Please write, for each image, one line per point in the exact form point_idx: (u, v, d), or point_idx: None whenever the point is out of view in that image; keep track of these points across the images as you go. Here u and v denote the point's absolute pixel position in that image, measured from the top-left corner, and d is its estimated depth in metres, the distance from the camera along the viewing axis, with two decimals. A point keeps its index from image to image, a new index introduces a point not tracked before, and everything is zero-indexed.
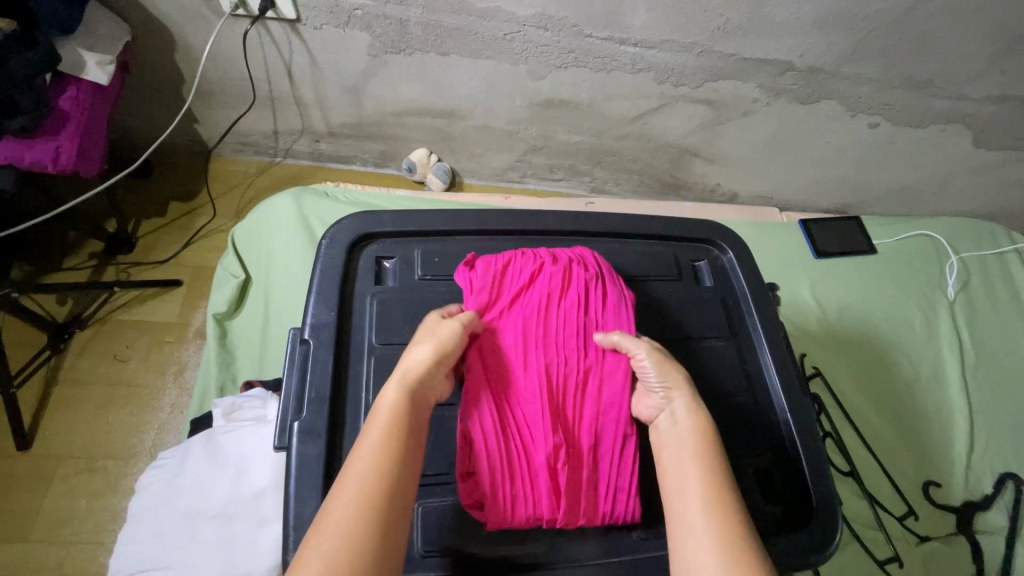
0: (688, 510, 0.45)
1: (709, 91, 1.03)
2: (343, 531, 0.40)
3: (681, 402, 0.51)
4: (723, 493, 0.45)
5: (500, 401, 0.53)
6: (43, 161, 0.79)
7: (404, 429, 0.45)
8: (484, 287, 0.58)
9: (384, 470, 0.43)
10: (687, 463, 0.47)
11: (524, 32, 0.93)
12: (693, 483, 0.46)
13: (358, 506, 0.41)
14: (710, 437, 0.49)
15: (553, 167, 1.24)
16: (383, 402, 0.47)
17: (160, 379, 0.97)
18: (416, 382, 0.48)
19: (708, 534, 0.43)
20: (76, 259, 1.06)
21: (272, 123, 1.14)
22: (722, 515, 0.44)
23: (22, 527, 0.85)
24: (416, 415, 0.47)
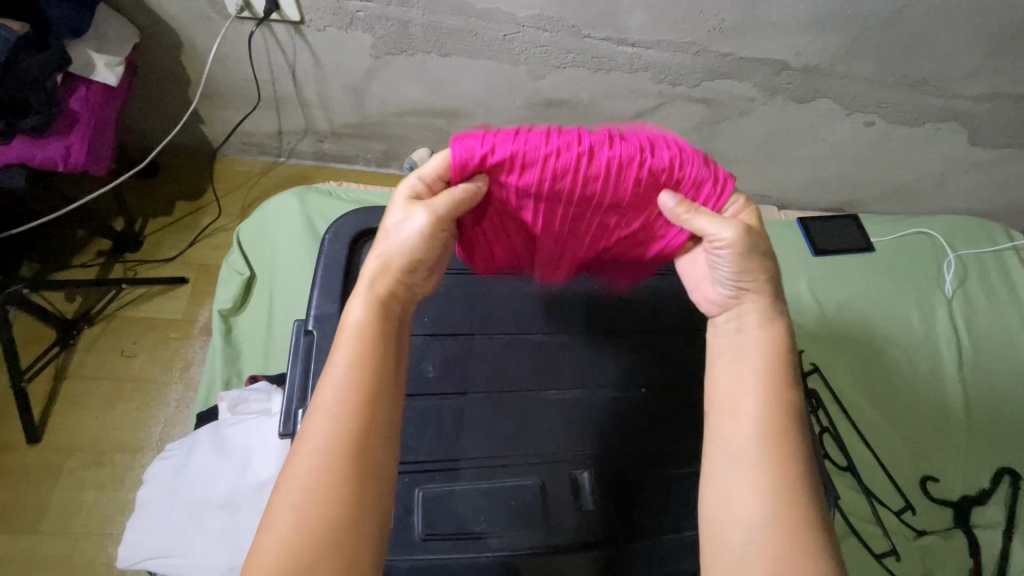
0: (736, 418, 0.44)
1: (706, 91, 1.05)
2: (315, 467, 0.39)
3: (754, 306, 0.48)
4: (781, 412, 0.43)
5: (524, 240, 0.55)
6: (54, 160, 0.81)
7: (370, 350, 0.43)
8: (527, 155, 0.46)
9: (350, 401, 0.40)
10: (746, 371, 0.45)
11: (523, 33, 0.95)
12: (750, 391, 0.44)
13: (326, 440, 0.39)
14: (784, 358, 0.46)
15: None
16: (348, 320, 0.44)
17: (166, 375, 0.99)
18: (382, 294, 0.45)
19: (753, 449, 0.42)
20: (85, 256, 1.08)
21: (276, 124, 1.16)
22: (777, 441, 0.42)
23: (31, 519, 0.87)
24: (386, 323, 0.45)
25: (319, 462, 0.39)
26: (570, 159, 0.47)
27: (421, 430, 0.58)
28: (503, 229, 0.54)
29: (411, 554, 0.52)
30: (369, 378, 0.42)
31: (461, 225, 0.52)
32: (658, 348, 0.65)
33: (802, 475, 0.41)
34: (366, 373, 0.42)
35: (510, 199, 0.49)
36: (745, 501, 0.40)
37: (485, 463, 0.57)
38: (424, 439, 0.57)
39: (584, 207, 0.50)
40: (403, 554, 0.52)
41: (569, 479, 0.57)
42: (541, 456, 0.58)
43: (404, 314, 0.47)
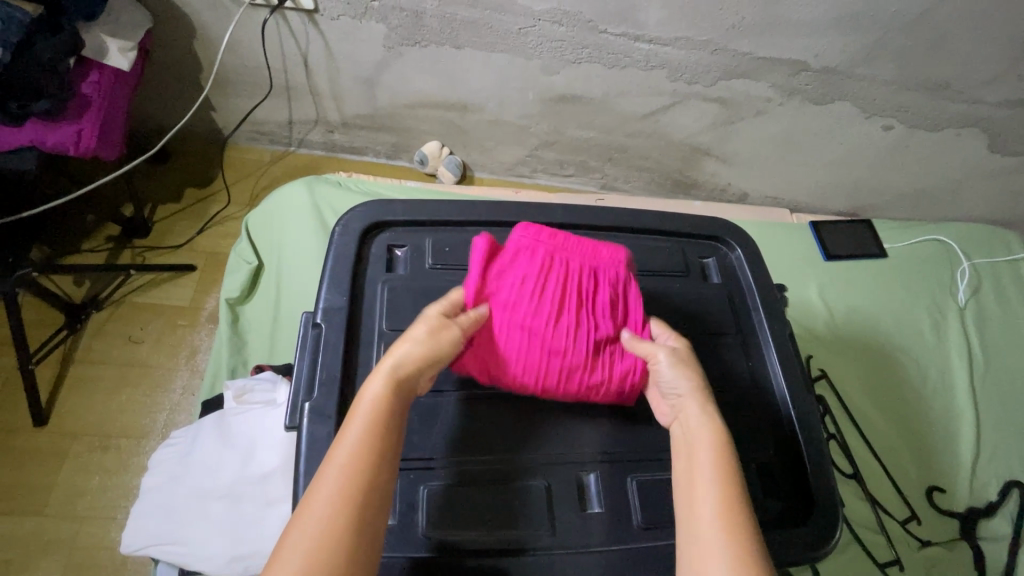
0: (699, 516, 0.44)
1: (722, 90, 1.03)
2: (317, 527, 0.39)
3: (693, 406, 0.51)
4: (738, 500, 0.45)
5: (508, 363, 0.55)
6: (66, 144, 0.80)
7: (382, 420, 0.45)
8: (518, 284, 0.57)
9: (358, 467, 0.42)
10: (699, 470, 0.46)
11: (538, 27, 0.94)
12: (706, 484, 0.45)
13: (333, 504, 0.40)
14: (726, 441, 0.48)
15: (563, 162, 1.24)
16: (365, 396, 0.46)
17: (172, 361, 0.99)
18: (400, 378, 0.48)
19: (715, 529, 0.43)
20: (94, 241, 1.08)
21: (287, 113, 1.15)
22: (732, 518, 0.43)
23: (37, 500, 0.87)
24: (400, 407, 0.47)
25: (320, 521, 0.39)
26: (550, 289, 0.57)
27: (428, 426, 0.57)
28: (492, 352, 0.56)
29: (412, 552, 0.52)
30: (380, 446, 0.44)
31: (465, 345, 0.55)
32: None
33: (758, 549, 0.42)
34: (376, 440, 0.43)
35: (503, 316, 0.56)
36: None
37: (494, 462, 0.56)
38: (430, 434, 0.57)
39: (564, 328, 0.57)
40: (407, 552, 0.52)
41: (575, 481, 0.57)
42: (547, 456, 0.57)
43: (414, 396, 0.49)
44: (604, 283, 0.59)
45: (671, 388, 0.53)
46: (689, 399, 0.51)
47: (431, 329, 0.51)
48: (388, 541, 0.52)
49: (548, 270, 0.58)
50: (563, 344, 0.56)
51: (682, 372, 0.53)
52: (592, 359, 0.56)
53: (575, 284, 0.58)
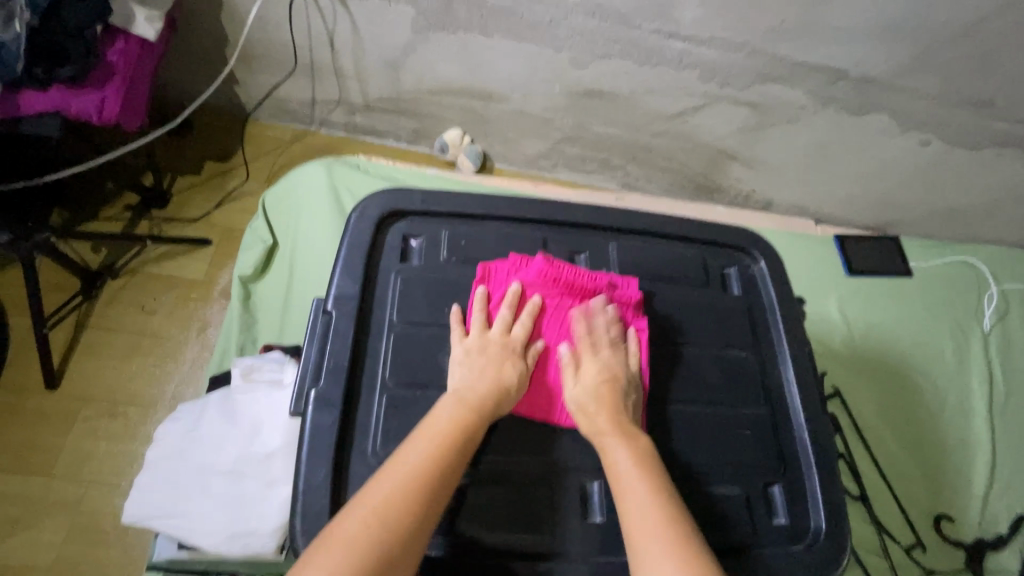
0: (635, 521, 0.45)
1: (756, 94, 1.00)
2: (374, 509, 0.42)
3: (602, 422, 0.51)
4: (673, 514, 0.45)
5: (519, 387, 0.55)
6: (88, 111, 0.79)
7: (454, 439, 0.48)
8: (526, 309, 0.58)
9: (423, 475, 0.44)
10: (626, 480, 0.48)
11: (570, 18, 0.91)
12: (636, 489, 0.47)
13: (392, 497, 0.43)
14: (645, 447, 0.50)
15: (585, 158, 1.22)
16: (438, 414, 0.49)
17: (183, 333, 1.00)
18: (475, 402, 0.50)
19: (658, 532, 0.43)
20: (112, 209, 1.08)
21: (310, 92, 1.14)
22: (669, 517, 0.45)
23: (44, 461, 0.88)
24: (475, 431, 0.49)
25: (374, 509, 0.42)
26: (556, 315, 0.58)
27: None
28: None
29: None
30: (449, 459, 0.46)
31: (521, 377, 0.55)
32: (680, 362, 0.63)
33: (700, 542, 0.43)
34: (442, 457, 0.46)
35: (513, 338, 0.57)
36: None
37: (497, 464, 0.55)
38: None
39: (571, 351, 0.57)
40: None
41: (579, 490, 0.56)
42: (552, 461, 0.56)
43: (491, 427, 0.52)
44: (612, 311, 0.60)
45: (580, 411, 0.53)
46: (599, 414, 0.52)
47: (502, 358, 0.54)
48: None
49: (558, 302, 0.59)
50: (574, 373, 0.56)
51: (586, 403, 0.53)
52: None
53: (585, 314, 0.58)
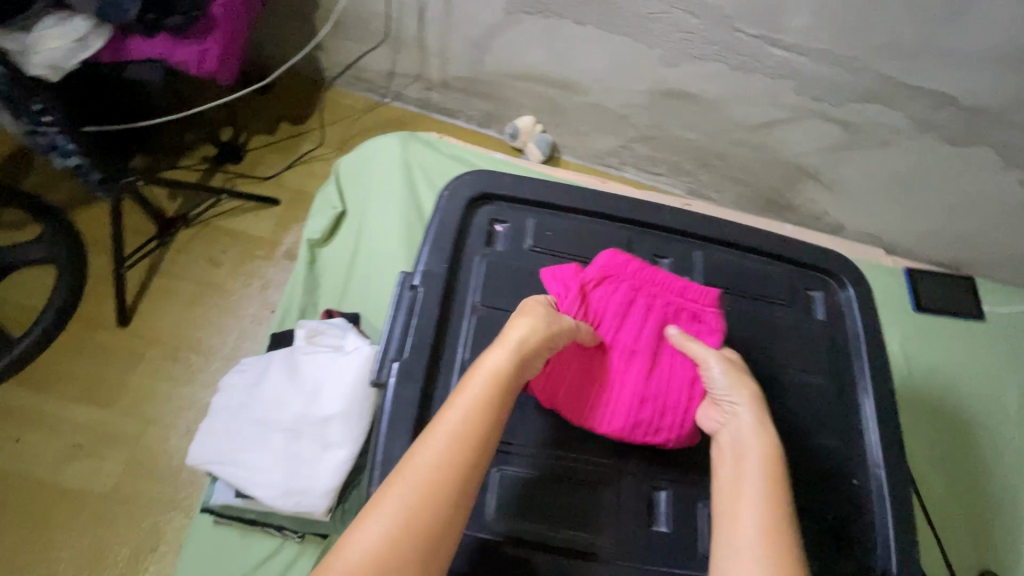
0: (741, 517, 0.44)
1: (850, 112, 0.96)
2: (423, 476, 0.41)
3: (747, 415, 0.50)
4: (779, 522, 0.44)
5: (571, 382, 0.54)
6: (189, 62, 0.80)
7: (491, 404, 0.45)
8: (596, 302, 0.56)
9: (469, 435, 0.43)
10: (748, 476, 0.47)
11: (670, 15, 0.88)
12: (751, 488, 0.46)
13: (440, 461, 0.42)
14: (777, 449, 0.48)
15: (656, 159, 1.19)
16: (482, 367, 0.46)
17: (247, 288, 1.02)
18: (517, 357, 0.47)
19: (759, 535, 0.43)
20: (191, 160, 1.11)
21: (390, 64, 1.14)
22: (774, 527, 0.43)
23: (109, 395, 0.91)
24: (514, 384, 0.47)
25: (425, 476, 0.41)
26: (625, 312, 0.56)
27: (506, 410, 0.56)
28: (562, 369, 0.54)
29: (477, 530, 0.52)
30: (492, 415, 0.44)
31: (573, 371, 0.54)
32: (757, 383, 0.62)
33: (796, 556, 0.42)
34: (486, 418, 0.44)
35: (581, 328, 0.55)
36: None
37: (567, 460, 0.55)
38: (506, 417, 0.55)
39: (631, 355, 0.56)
40: (472, 529, 0.52)
41: (645, 496, 0.55)
42: (622, 462, 0.56)
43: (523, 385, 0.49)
44: (683, 314, 0.58)
45: (725, 393, 0.52)
46: (744, 412, 0.50)
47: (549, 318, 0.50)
48: None
49: (626, 301, 0.57)
50: (635, 379, 0.55)
51: (738, 381, 0.52)
52: (651, 389, 0.54)
53: (652, 318, 0.57)
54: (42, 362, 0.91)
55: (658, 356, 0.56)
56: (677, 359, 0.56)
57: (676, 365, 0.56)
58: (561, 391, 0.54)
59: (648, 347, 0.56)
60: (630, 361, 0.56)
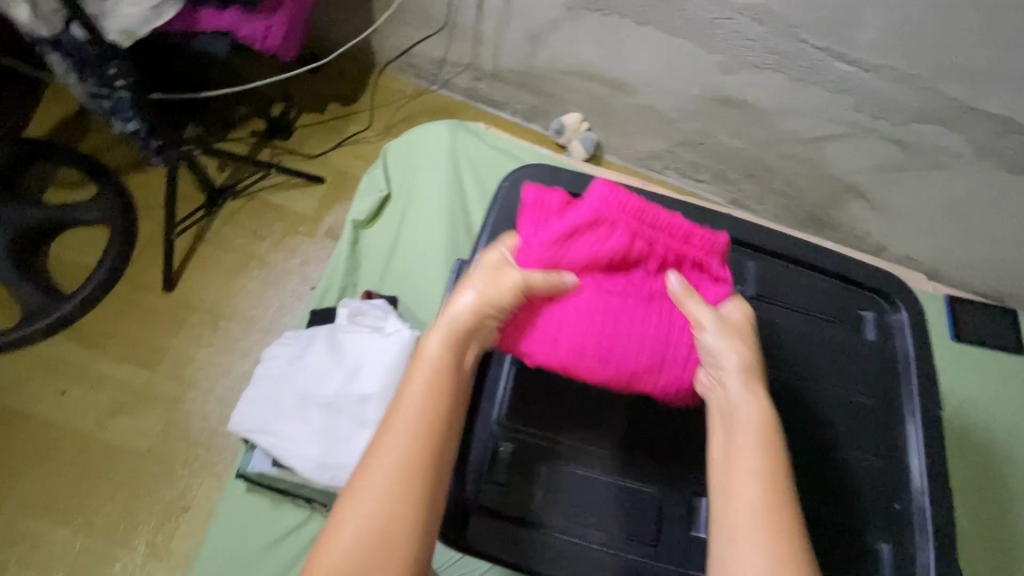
0: (737, 497, 0.44)
1: (909, 132, 0.94)
2: (393, 466, 0.44)
3: (736, 380, 0.48)
4: (775, 499, 0.44)
5: (549, 330, 0.51)
6: (254, 38, 0.82)
7: (442, 384, 0.47)
8: (578, 247, 0.52)
9: (426, 419, 0.46)
10: (741, 451, 0.46)
11: (734, 21, 0.87)
12: (747, 467, 0.45)
13: (405, 449, 0.45)
14: (770, 419, 0.47)
15: (700, 166, 1.19)
16: (425, 352, 0.48)
17: (288, 262, 1.04)
18: (458, 331, 0.49)
19: (758, 518, 0.43)
20: (241, 133, 1.13)
21: (442, 52, 1.14)
22: (773, 505, 0.43)
23: (151, 357, 0.93)
24: (460, 359, 0.49)
25: (394, 467, 0.44)
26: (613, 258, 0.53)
27: (555, 406, 0.57)
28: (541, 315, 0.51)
29: (524, 520, 0.54)
30: (443, 395, 0.47)
31: (551, 317, 0.51)
32: (803, 399, 0.62)
33: (794, 533, 0.43)
34: (440, 399, 0.47)
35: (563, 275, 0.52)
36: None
37: (612, 459, 0.56)
38: (556, 414, 0.56)
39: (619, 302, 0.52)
40: (519, 518, 0.54)
41: (687, 502, 0.55)
42: (666, 467, 0.56)
43: (471, 358, 0.50)
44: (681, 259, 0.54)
45: (713, 354, 0.49)
46: (731, 375, 0.48)
47: (493, 278, 0.50)
48: (503, 503, 0.54)
49: (620, 242, 0.52)
50: (630, 323, 0.51)
51: (729, 340, 0.49)
52: (640, 339, 0.50)
53: (647, 262, 0.54)
54: (90, 319, 0.94)
55: (654, 299, 0.52)
56: (677, 305, 0.52)
57: (669, 315, 0.52)
58: (539, 339, 0.51)
59: (643, 291, 0.53)
60: (624, 302, 0.52)
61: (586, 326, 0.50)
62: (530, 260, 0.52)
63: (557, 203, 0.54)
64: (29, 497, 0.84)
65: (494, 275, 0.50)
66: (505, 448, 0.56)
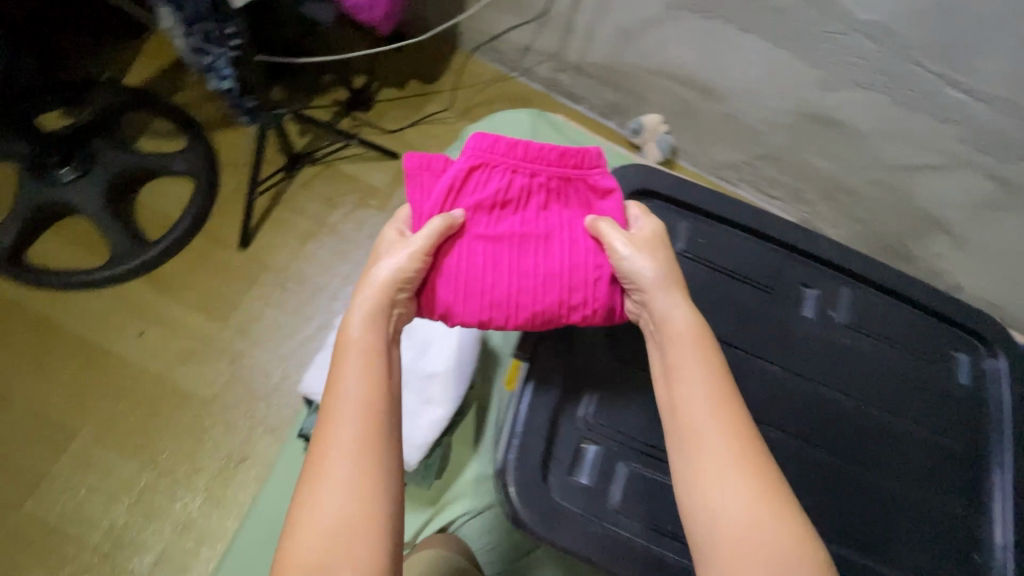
0: (691, 415, 0.45)
1: (1015, 170, 0.87)
2: (349, 456, 0.42)
3: (659, 292, 0.49)
4: (726, 398, 0.45)
5: (464, 283, 0.51)
6: (359, 9, 0.82)
7: (375, 363, 0.46)
8: (469, 200, 0.53)
9: (368, 399, 0.44)
10: (686, 365, 0.47)
11: (848, 37, 0.83)
12: (692, 379, 0.46)
13: (356, 434, 0.43)
14: (702, 324, 0.49)
15: (776, 182, 1.17)
16: (351, 338, 0.47)
17: (358, 233, 1.06)
18: (379, 308, 0.48)
19: (715, 427, 0.44)
20: (324, 101, 1.15)
21: (529, 39, 1.13)
22: (724, 405, 0.45)
23: (223, 309, 0.97)
24: (387, 334, 0.48)
25: (350, 454, 0.42)
26: (506, 203, 0.54)
27: (641, 409, 0.55)
28: (451, 270, 0.51)
29: (604, 522, 0.51)
30: (378, 371, 0.46)
31: (460, 265, 0.52)
32: (889, 435, 0.61)
33: (748, 428, 0.45)
34: (377, 376, 0.45)
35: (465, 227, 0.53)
36: (765, 525, 0.41)
37: None
38: (643, 419, 0.54)
39: (527, 246, 0.53)
40: (597, 518, 0.51)
41: None
42: None
43: (395, 335, 0.50)
44: (567, 189, 0.56)
45: (633, 273, 0.50)
46: (656, 286, 0.49)
47: (398, 243, 0.51)
48: (581, 502, 0.52)
49: (505, 185, 0.54)
50: (533, 263, 0.52)
51: (641, 254, 0.50)
52: (555, 276, 0.52)
53: (537, 199, 0.55)
54: (170, 268, 0.97)
55: (551, 233, 0.53)
56: (578, 235, 0.53)
57: (578, 243, 0.53)
58: (454, 295, 0.51)
59: (543, 228, 0.54)
60: (523, 244, 0.53)
61: (498, 273, 0.52)
62: (424, 219, 0.53)
63: (438, 162, 0.55)
64: (104, 430, 0.88)
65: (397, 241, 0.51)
66: (587, 444, 0.54)
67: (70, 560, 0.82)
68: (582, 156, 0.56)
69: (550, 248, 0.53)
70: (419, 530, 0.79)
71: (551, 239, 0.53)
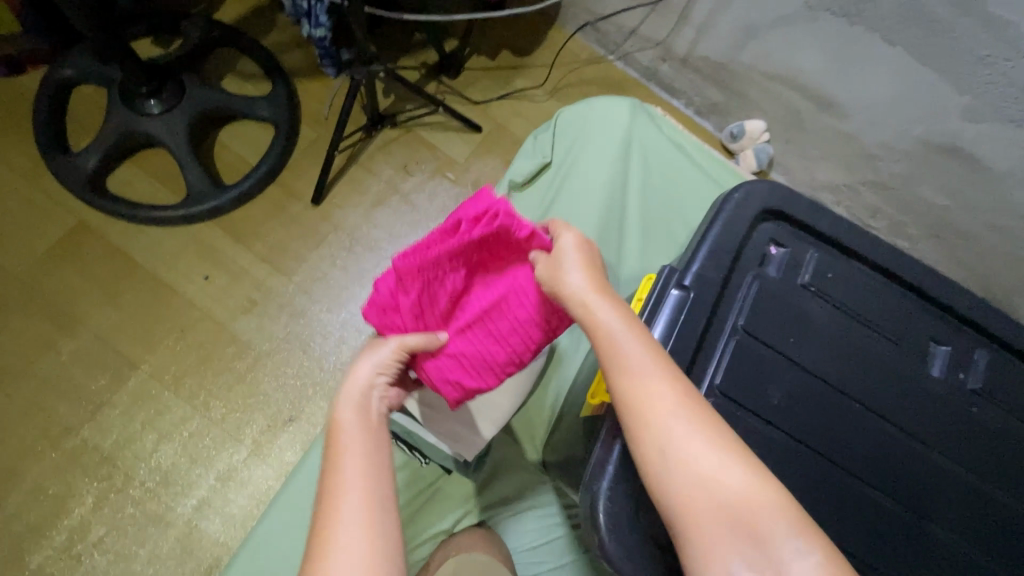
0: (644, 389, 0.41)
1: None
2: (363, 518, 0.38)
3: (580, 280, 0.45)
4: (661, 357, 0.43)
5: (472, 369, 0.52)
6: None
7: (371, 433, 0.44)
8: (426, 309, 0.50)
9: (373, 463, 0.42)
10: (621, 339, 0.43)
11: (1013, 65, 0.73)
12: (633, 350, 0.43)
13: (366, 496, 0.39)
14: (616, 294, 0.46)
15: (878, 213, 1.07)
16: (345, 418, 0.44)
17: (429, 204, 1.02)
18: (364, 396, 0.46)
19: (663, 392, 0.41)
20: (412, 61, 1.10)
21: (636, 22, 1.06)
22: (662, 362, 0.43)
23: (289, 263, 0.95)
24: (377, 412, 0.46)
25: (365, 517, 0.38)
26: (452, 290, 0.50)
27: None
28: (450, 368, 0.51)
29: None
30: (377, 438, 0.44)
31: (456, 357, 0.51)
32: (1005, 523, 0.55)
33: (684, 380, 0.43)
34: (376, 440, 0.44)
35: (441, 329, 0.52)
36: (717, 481, 0.38)
37: None
38: None
39: (499, 312, 0.51)
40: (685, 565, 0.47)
41: None
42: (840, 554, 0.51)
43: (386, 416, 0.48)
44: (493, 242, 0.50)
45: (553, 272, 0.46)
46: (573, 275, 0.46)
47: (371, 351, 0.49)
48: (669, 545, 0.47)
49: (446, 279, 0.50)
50: (510, 322, 0.51)
51: (559, 260, 0.47)
52: (533, 324, 0.51)
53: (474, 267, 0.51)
54: (240, 214, 0.96)
55: (506, 291, 0.50)
56: (527, 281, 0.50)
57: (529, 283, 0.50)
58: (469, 382, 0.52)
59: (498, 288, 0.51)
60: (494, 313, 0.51)
61: (492, 345, 0.51)
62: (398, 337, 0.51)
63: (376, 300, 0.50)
64: (162, 368, 0.88)
65: (370, 353, 0.49)
66: None
67: (118, 490, 0.83)
68: (495, 218, 0.47)
69: (514, 301, 0.50)
70: (455, 523, 0.78)
71: (513, 294, 0.50)
